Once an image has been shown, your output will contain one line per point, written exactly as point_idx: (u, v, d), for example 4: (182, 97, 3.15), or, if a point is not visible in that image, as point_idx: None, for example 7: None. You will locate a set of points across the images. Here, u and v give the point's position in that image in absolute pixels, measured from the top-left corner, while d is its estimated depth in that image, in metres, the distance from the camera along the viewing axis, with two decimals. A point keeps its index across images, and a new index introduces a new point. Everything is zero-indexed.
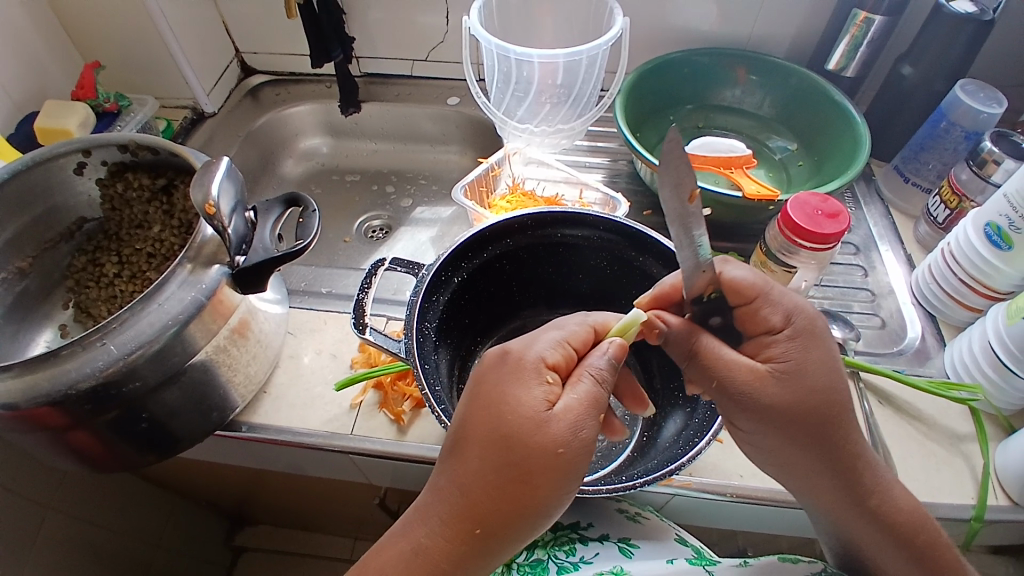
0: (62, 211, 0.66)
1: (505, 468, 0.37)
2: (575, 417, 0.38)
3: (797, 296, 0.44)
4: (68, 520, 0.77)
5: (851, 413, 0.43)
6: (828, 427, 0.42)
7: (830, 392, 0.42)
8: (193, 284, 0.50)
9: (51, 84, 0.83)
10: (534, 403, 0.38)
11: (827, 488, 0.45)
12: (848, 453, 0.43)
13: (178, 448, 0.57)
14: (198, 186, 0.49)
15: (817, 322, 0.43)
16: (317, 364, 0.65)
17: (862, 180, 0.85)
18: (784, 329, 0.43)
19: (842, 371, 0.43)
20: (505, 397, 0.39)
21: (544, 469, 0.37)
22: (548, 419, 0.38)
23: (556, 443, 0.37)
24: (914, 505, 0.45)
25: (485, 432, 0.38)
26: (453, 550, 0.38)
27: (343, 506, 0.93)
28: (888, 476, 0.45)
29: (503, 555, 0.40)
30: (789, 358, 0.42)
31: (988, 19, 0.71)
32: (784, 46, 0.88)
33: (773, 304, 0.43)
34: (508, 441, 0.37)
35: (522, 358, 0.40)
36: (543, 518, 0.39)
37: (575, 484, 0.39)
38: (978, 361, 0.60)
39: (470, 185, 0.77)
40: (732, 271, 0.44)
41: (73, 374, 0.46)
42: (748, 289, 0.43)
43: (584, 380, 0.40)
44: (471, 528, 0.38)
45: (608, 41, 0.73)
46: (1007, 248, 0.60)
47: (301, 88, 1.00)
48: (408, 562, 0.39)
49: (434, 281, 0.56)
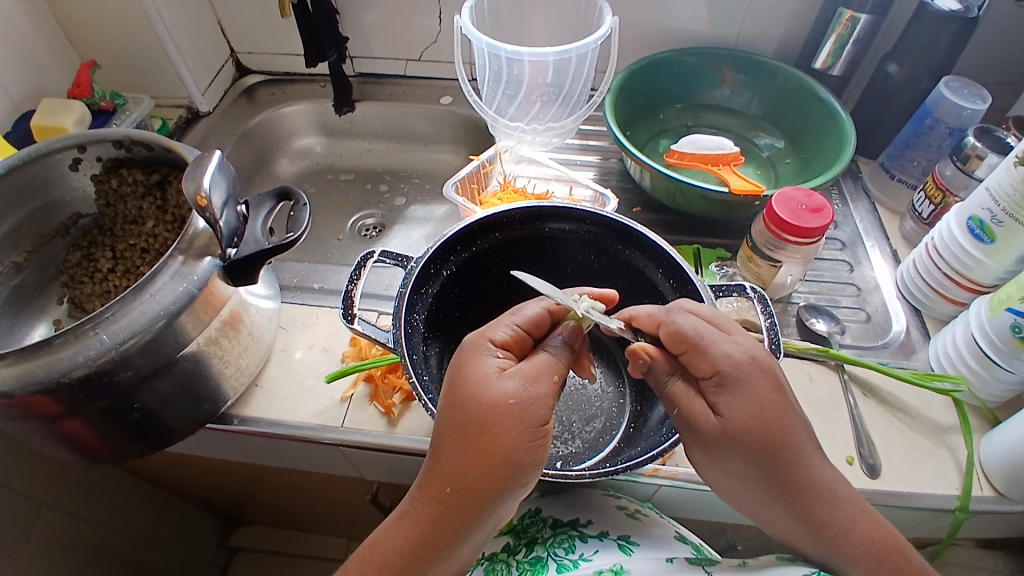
0: (58, 206, 0.67)
1: (461, 428, 0.40)
2: (522, 375, 0.41)
3: (731, 344, 0.43)
4: (61, 516, 0.77)
5: (796, 451, 0.43)
6: (767, 461, 0.42)
7: (766, 434, 0.42)
8: (185, 276, 0.51)
9: (49, 83, 0.84)
10: (484, 369, 0.42)
11: (781, 518, 0.45)
12: (795, 487, 0.43)
13: (171, 438, 0.58)
14: (190, 180, 0.50)
15: (749, 361, 0.43)
16: (308, 358, 0.66)
17: (849, 178, 0.86)
18: (715, 375, 0.43)
19: (780, 405, 0.43)
20: (459, 370, 0.43)
21: (496, 420, 0.40)
22: (496, 379, 0.41)
23: (503, 396, 0.40)
24: (881, 534, 0.44)
25: (444, 401, 0.42)
26: (432, 510, 0.41)
27: (336, 503, 0.93)
28: (849, 505, 0.44)
29: (487, 516, 0.41)
30: (720, 403, 0.42)
31: (972, 16, 0.72)
32: (772, 46, 0.89)
33: (705, 355, 0.43)
34: (460, 403, 0.41)
35: (476, 338, 0.44)
36: (514, 474, 0.40)
37: (538, 437, 0.41)
38: (961, 354, 0.61)
39: (461, 181, 0.78)
40: (678, 322, 0.45)
41: (67, 362, 0.47)
42: (680, 340, 0.44)
43: (541, 354, 0.44)
44: (444, 486, 0.41)
45: (598, 39, 0.74)
46: (990, 242, 0.62)
47: (296, 88, 1.01)
48: (397, 526, 0.42)
49: (423, 274, 0.56)
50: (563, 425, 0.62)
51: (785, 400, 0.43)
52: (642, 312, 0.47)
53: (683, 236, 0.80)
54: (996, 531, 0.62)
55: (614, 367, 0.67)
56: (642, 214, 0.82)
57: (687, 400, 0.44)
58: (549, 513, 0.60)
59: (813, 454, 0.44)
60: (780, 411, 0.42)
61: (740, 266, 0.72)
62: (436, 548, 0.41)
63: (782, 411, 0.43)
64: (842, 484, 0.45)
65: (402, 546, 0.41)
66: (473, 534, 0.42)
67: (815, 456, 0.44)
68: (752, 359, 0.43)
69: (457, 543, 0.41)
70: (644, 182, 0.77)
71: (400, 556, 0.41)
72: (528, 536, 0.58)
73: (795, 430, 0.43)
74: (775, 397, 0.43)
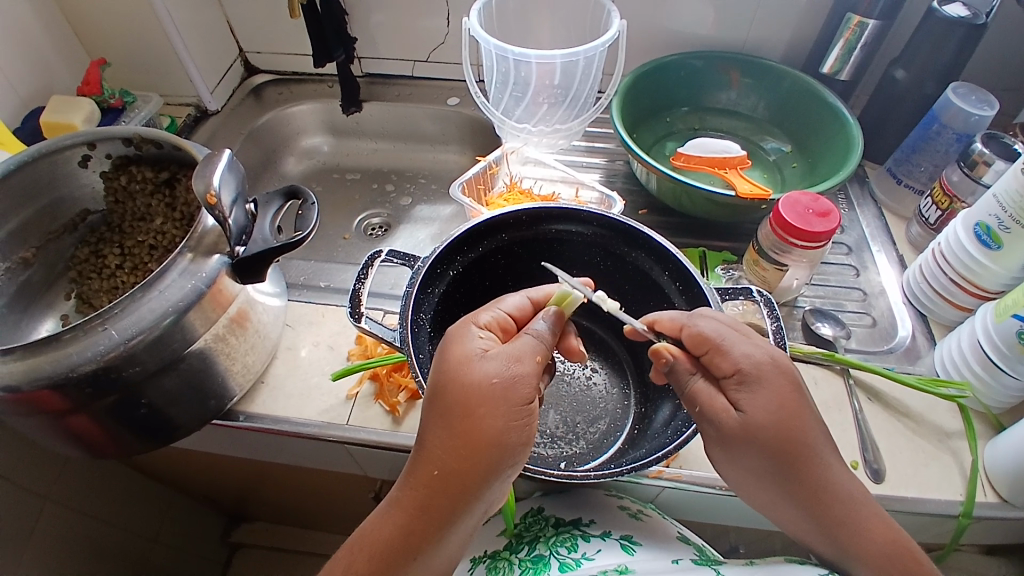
0: (67, 203, 0.68)
1: (446, 410, 0.41)
2: (504, 356, 0.42)
3: (752, 345, 0.44)
4: (66, 511, 0.78)
5: (813, 448, 0.43)
6: (784, 458, 0.42)
7: (785, 431, 0.42)
8: (193, 273, 0.51)
9: (58, 81, 0.84)
10: (467, 351, 0.42)
11: (794, 517, 0.45)
12: (811, 485, 0.43)
13: (176, 435, 0.58)
14: (201, 177, 0.50)
15: (767, 362, 0.43)
16: (314, 356, 0.66)
17: (855, 183, 0.86)
18: (735, 373, 0.43)
19: (799, 406, 0.43)
20: (443, 353, 0.43)
21: (479, 400, 0.40)
22: (479, 360, 0.42)
23: (486, 376, 0.41)
24: (894, 536, 0.44)
25: (430, 385, 0.43)
26: (420, 495, 0.41)
27: (339, 501, 0.93)
28: (863, 506, 0.44)
29: (476, 499, 0.41)
30: (741, 400, 0.43)
31: (981, 22, 0.72)
32: (779, 51, 0.89)
33: (726, 354, 0.43)
34: (445, 386, 0.41)
35: (460, 323, 0.45)
36: (500, 455, 0.40)
37: (523, 416, 0.41)
38: (967, 359, 0.61)
39: (467, 182, 0.78)
40: (700, 324, 0.45)
41: (75, 358, 0.47)
42: (701, 342, 0.45)
43: (524, 337, 0.44)
44: (431, 471, 0.41)
45: (605, 42, 0.74)
46: (996, 248, 0.61)
47: (303, 88, 1.01)
48: (386, 514, 0.42)
49: (430, 273, 0.57)
50: (568, 426, 0.62)
51: (804, 399, 0.43)
52: (665, 316, 0.48)
53: (688, 239, 0.80)
54: (1000, 537, 0.62)
55: (619, 368, 0.67)
56: (648, 216, 0.83)
57: (709, 398, 0.44)
58: (552, 513, 0.61)
59: (828, 453, 0.44)
60: (799, 409, 0.43)
61: (746, 269, 0.72)
62: (426, 534, 0.41)
63: (802, 410, 0.43)
64: (855, 484, 0.45)
65: (391, 533, 0.41)
66: (462, 518, 0.41)
67: (831, 455, 0.44)
68: (773, 360, 0.44)
69: (446, 529, 0.41)
70: (650, 184, 0.77)
71: (389, 544, 0.41)
72: (530, 535, 0.58)
73: (812, 428, 0.43)
74: (793, 396, 0.43)
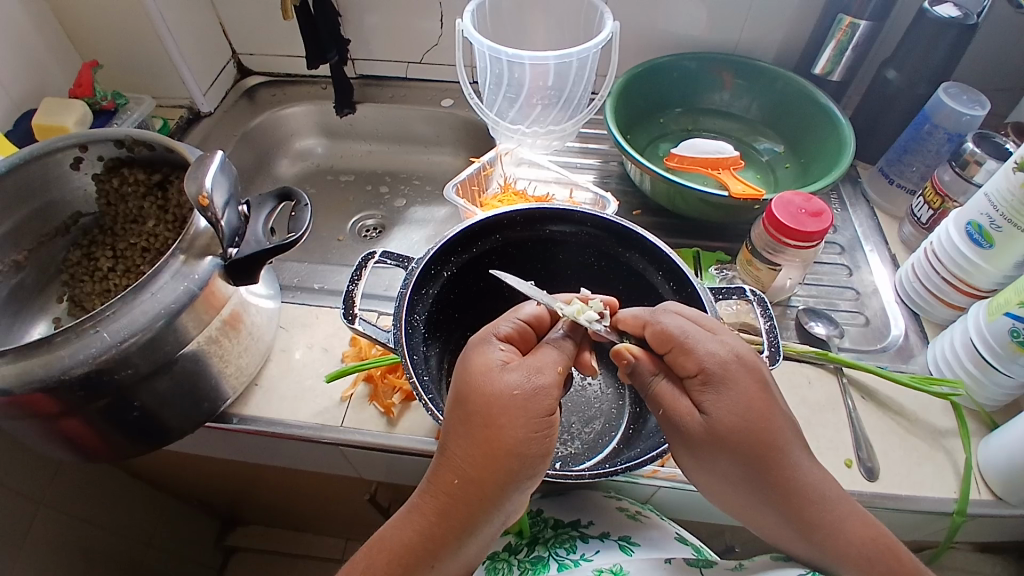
0: (58, 205, 0.67)
1: (467, 420, 0.41)
2: (526, 367, 0.41)
3: (717, 343, 0.43)
4: (58, 516, 0.77)
5: (783, 450, 0.42)
6: (754, 461, 0.42)
7: (751, 433, 0.42)
8: (185, 275, 0.51)
9: (50, 82, 0.84)
10: (488, 361, 0.42)
11: (771, 521, 0.45)
12: (782, 489, 0.43)
13: (170, 438, 0.58)
14: (192, 180, 0.50)
15: (734, 364, 0.43)
16: (308, 358, 0.66)
17: (848, 182, 0.86)
18: (699, 374, 0.43)
19: (767, 408, 0.42)
20: (464, 362, 0.43)
21: (501, 411, 0.40)
22: (500, 370, 0.41)
23: (508, 387, 0.40)
24: (874, 536, 0.44)
25: (450, 395, 0.42)
26: (439, 504, 0.41)
27: (335, 503, 0.92)
28: (838, 505, 0.44)
29: (494, 508, 0.41)
30: (705, 402, 0.42)
31: (971, 23, 0.72)
32: (772, 52, 0.90)
33: (690, 354, 0.43)
34: (465, 396, 0.41)
35: (480, 332, 0.45)
36: (521, 465, 0.40)
37: (545, 427, 0.41)
38: (959, 357, 0.61)
39: (462, 183, 0.78)
40: (663, 321, 0.45)
41: (67, 360, 0.47)
42: (665, 340, 0.44)
43: (548, 348, 0.44)
44: (451, 479, 0.41)
45: (598, 43, 0.75)
46: (988, 247, 0.62)
47: (297, 89, 1.01)
48: (405, 520, 0.42)
49: (423, 274, 0.56)
50: (563, 427, 0.62)
51: (771, 399, 0.43)
52: (628, 314, 0.48)
53: (682, 239, 0.80)
54: (993, 535, 0.63)
55: (614, 368, 0.67)
56: (641, 217, 0.83)
57: (672, 400, 0.43)
58: (550, 515, 0.61)
59: (800, 454, 0.43)
60: (765, 410, 0.42)
61: (740, 269, 0.72)
62: (444, 542, 0.41)
63: (768, 411, 0.43)
64: (832, 486, 0.44)
65: (410, 540, 0.41)
66: (481, 528, 0.41)
67: (805, 456, 0.44)
68: (738, 358, 0.43)
69: (466, 536, 0.41)
70: (644, 185, 0.77)
71: (407, 550, 0.41)
72: (530, 536, 0.58)
73: (782, 429, 0.43)
74: (761, 395, 0.43)
